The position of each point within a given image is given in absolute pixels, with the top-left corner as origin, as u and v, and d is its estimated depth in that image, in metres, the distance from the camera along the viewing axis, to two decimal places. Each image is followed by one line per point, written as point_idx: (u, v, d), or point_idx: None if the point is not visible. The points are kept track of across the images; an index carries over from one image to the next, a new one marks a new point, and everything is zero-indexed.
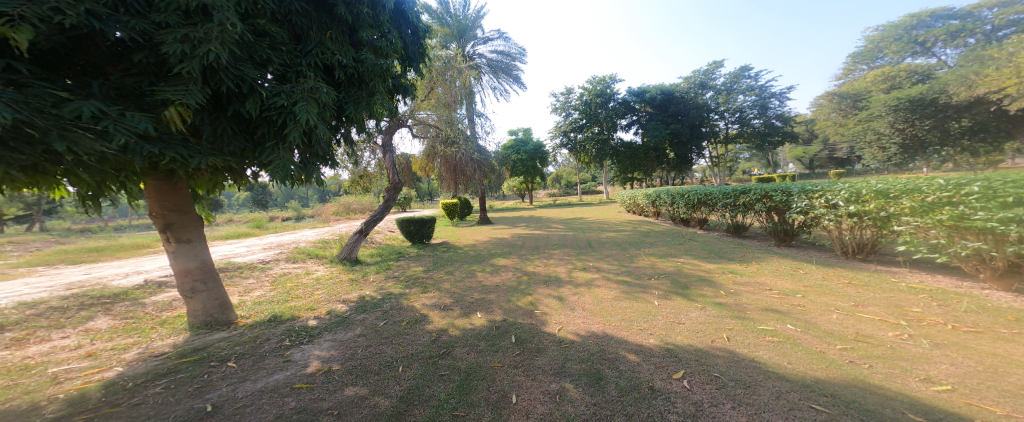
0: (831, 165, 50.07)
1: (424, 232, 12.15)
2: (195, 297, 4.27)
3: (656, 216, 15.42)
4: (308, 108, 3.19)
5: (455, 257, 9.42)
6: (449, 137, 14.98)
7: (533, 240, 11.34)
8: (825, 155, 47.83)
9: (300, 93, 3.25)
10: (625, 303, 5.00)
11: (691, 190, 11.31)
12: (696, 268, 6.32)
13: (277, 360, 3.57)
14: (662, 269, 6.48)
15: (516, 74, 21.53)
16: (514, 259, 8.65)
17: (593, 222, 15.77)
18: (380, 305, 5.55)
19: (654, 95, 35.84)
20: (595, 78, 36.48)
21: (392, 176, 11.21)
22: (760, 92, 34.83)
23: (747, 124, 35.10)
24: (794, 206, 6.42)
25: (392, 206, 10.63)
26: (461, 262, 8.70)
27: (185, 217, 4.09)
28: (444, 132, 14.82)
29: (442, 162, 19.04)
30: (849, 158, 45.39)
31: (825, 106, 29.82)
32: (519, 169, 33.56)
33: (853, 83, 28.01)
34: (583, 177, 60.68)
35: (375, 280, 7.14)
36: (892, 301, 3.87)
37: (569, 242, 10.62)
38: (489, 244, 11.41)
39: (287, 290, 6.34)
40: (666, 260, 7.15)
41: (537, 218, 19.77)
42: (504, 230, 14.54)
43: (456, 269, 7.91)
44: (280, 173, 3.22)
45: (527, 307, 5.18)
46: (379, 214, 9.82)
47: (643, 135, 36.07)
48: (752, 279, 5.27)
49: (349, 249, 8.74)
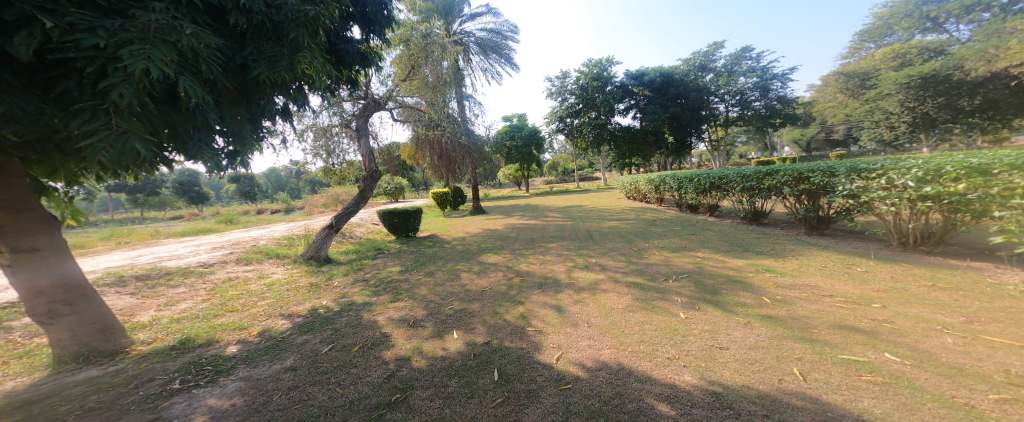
0: (827, 147, 49.23)
1: (409, 224, 10.93)
2: (57, 324, 3.14)
3: (659, 203, 14.28)
4: (154, 53, 2.27)
5: (439, 253, 8.30)
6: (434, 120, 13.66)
7: (527, 232, 10.19)
8: (822, 138, 47.06)
9: (135, 34, 2.30)
10: (641, 317, 3.92)
11: (702, 172, 10.07)
12: (721, 265, 5.22)
13: (139, 418, 2.42)
14: (681, 268, 5.37)
15: (507, 55, 19.98)
16: (506, 256, 7.51)
17: (593, 210, 14.64)
18: (334, 320, 4.33)
19: (654, 77, 34.25)
20: (591, 61, 34.86)
21: (368, 164, 9.91)
22: (762, 72, 33.47)
23: (748, 107, 33.88)
24: (838, 189, 5.32)
25: (368, 198, 9.37)
26: (446, 260, 7.55)
27: (22, 218, 3.01)
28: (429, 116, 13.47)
29: (430, 148, 17.75)
30: (848, 139, 44.61)
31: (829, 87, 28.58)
32: (514, 157, 32.32)
33: (860, 62, 26.61)
34: (580, 164, 59.61)
35: (338, 286, 5.83)
36: (1018, 315, 2.84)
37: (567, 233, 9.48)
38: (479, 237, 10.26)
39: (224, 301, 4.92)
40: (683, 255, 6.04)
41: (533, 207, 18.58)
42: (498, 221, 13.36)
43: (437, 269, 6.76)
44: (110, 150, 2.23)
45: (517, 322, 4.07)
46: (354, 207, 8.56)
47: (641, 119, 34.79)
48: (798, 281, 4.19)
49: (316, 247, 7.49)
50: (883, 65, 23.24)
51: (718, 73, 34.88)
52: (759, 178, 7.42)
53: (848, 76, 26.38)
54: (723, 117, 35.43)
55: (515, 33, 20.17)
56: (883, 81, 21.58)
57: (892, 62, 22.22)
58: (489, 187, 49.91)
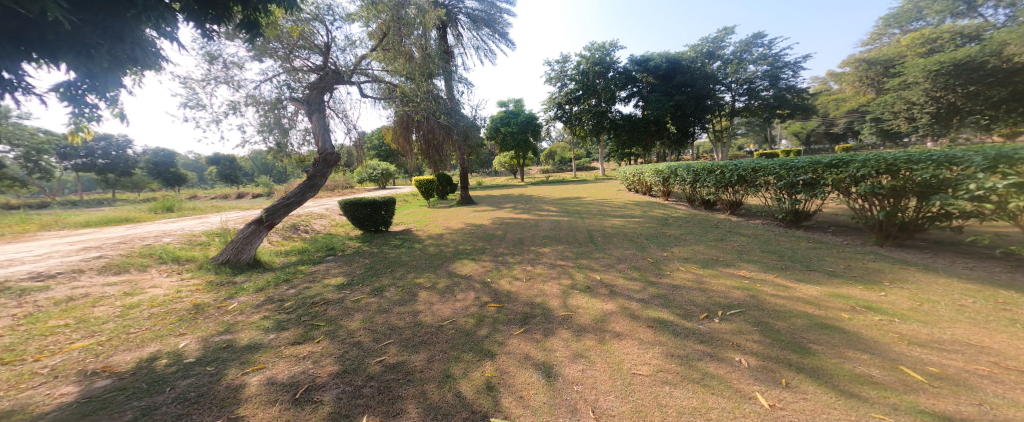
0: (826, 141, 48.37)
1: (377, 217, 9.03)
2: None
3: (666, 197, 12.64)
4: None
5: (403, 256, 6.58)
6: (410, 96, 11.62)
7: (515, 230, 8.49)
8: (822, 131, 45.95)
9: None
10: (691, 402, 2.29)
11: (723, 163, 8.36)
12: (785, 294, 3.58)
13: None
14: (728, 297, 3.72)
15: (502, 30, 17.86)
16: (485, 265, 5.81)
17: (593, 204, 12.97)
18: (170, 380, 2.53)
19: (660, 63, 32.20)
20: (593, 44, 32.68)
21: (321, 142, 7.74)
22: (774, 60, 31.71)
23: (755, 96, 32.28)
24: (966, 188, 3.65)
25: (319, 187, 7.25)
26: (406, 267, 5.83)
27: None
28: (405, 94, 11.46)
29: (421, 136, 15.63)
30: (850, 133, 43.52)
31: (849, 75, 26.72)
32: (510, 144, 30.50)
33: (883, 49, 24.91)
34: (577, 154, 57.79)
35: (238, 305, 3.98)
36: None
37: (563, 233, 7.81)
38: (458, 234, 8.52)
39: (24, 339, 3.00)
40: (720, 273, 4.41)
41: (526, 198, 16.90)
42: (484, 214, 11.61)
43: (390, 283, 5.02)
44: None
45: (479, 404, 2.41)
46: (299, 198, 6.62)
47: (644, 108, 33.07)
48: (942, 336, 2.56)
49: (235, 249, 5.50)
50: (908, 52, 21.66)
51: (726, 61, 32.99)
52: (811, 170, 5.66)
53: (868, 63, 24.68)
54: (728, 106, 33.82)
55: (512, 5, 18.06)
56: (908, 69, 20.08)
57: (920, 48, 20.59)
58: (481, 175, 47.96)
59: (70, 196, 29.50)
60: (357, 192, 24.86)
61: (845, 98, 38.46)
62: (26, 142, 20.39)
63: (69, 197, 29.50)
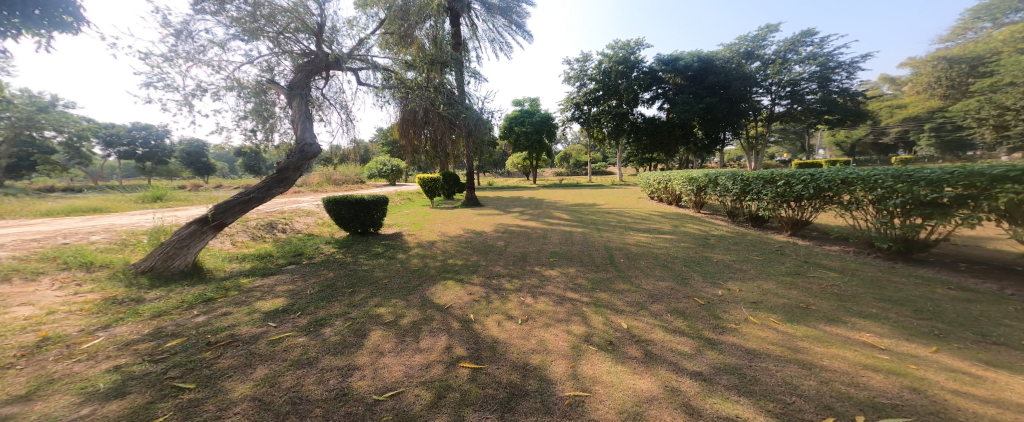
0: (869, 152, 44.56)
1: (365, 219, 7.89)
2: None
3: (697, 209, 10.92)
4: None
5: (374, 272, 5.31)
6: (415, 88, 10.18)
7: (517, 242, 7.08)
8: (866, 142, 42.34)
9: None
10: None
11: (782, 170, 6.59)
12: (988, 395, 2.06)
13: None
14: (864, 388, 2.21)
15: (519, 21, 16.50)
16: (471, 294, 4.43)
17: (611, 212, 11.38)
18: None
19: (689, 63, 29.95)
20: (616, 42, 30.82)
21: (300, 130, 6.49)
22: (825, 60, 28.73)
23: (798, 101, 29.51)
24: None
25: (293, 182, 5.97)
26: (371, 289, 4.56)
27: None
28: (401, 82, 9.97)
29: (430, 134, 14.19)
30: (899, 144, 39.86)
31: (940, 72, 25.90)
32: (524, 144, 29.18)
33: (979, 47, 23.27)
34: (595, 158, 55.78)
35: (97, 341, 2.77)
36: None
37: (576, 249, 6.35)
38: (452, 242, 7.29)
39: None
40: (823, 334, 2.85)
41: (538, 202, 15.55)
42: (489, 219, 10.38)
43: (340, 312, 3.77)
44: None
45: None
46: (263, 194, 5.43)
47: (667, 111, 30.81)
48: None
49: (161, 254, 4.40)
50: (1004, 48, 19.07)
51: (766, 61, 30.27)
52: (952, 186, 4.01)
53: (955, 61, 24.90)
54: (767, 111, 31.08)
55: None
56: (1007, 69, 17.87)
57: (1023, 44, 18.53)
58: (495, 175, 46.78)
59: (88, 178, 29.88)
60: (364, 188, 24.17)
61: (899, 106, 34.93)
62: (71, 129, 21.25)
63: (88, 179, 29.89)
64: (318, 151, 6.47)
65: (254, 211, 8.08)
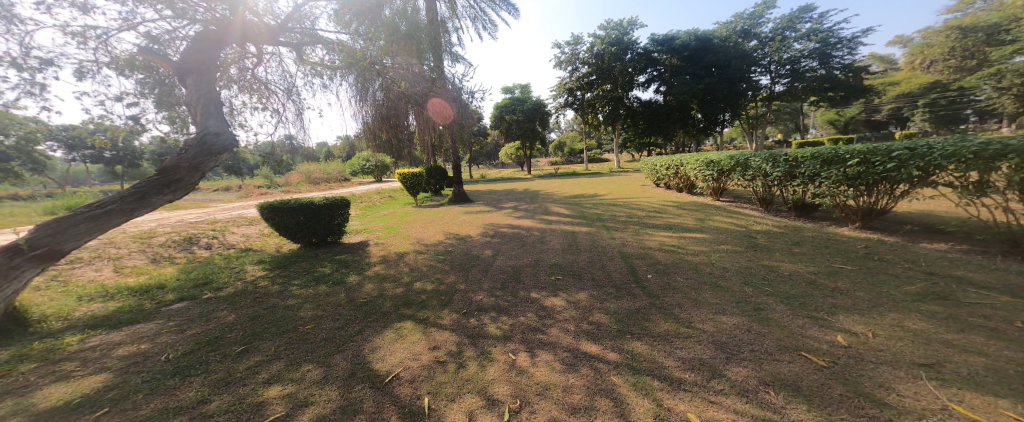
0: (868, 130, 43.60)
1: (317, 227, 6.19)
2: None
3: (717, 197, 9.39)
4: None
5: (300, 312, 3.69)
6: (368, 66, 6.87)
7: (509, 251, 5.49)
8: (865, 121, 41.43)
9: None
10: None
11: (854, 146, 4.98)
12: None
13: None
14: None
15: None
16: (433, 353, 2.85)
17: (617, 204, 9.86)
18: None
19: (687, 42, 27.97)
20: (609, 22, 28.87)
21: (195, 114, 4.40)
22: (828, 35, 27.24)
23: (800, 78, 28.03)
24: None
25: (189, 186, 4.05)
26: (277, 346, 2.96)
27: None
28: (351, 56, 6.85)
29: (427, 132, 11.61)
30: (899, 122, 38.95)
31: (943, 43, 25.65)
32: (516, 133, 27.45)
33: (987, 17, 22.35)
34: (590, 146, 54.28)
35: None
36: None
37: (584, 260, 4.83)
38: (424, 253, 5.74)
39: None
40: None
41: (532, 194, 14.01)
42: (477, 218, 8.83)
43: (191, 407, 2.18)
44: None
45: None
46: (129, 205, 3.62)
47: (666, 93, 29.14)
48: None
49: None
50: None
51: (764, 40, 28.69)
52: None
53: (963, 31, 24.07)
54: (767, 91, 29.74)
55: None
56: None
57: None
58: (488, 167, 45.16)
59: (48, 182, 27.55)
60: (347, 186, 22.39)
61: (901, 80, 33.68)
62: None
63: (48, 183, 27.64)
64: (232, 143, 4.44)
65: (173, 223, 6.32)
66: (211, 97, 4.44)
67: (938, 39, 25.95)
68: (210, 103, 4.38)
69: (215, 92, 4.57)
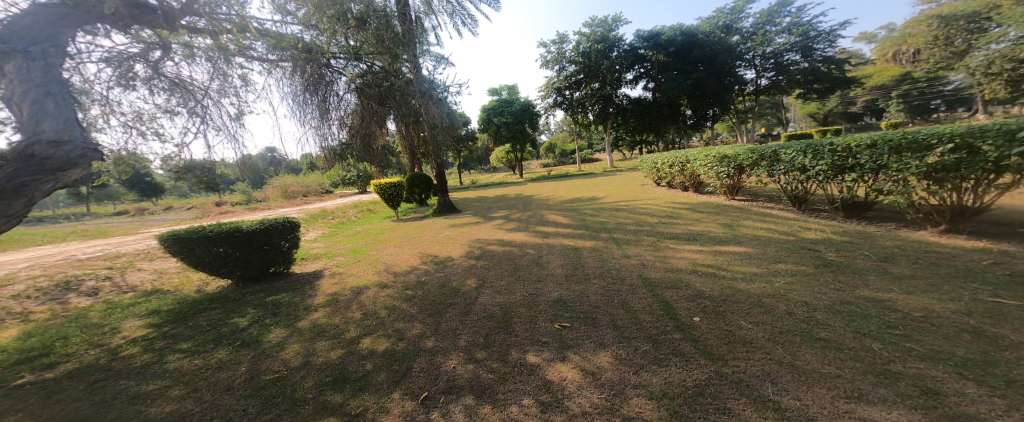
0: None
1: (248, 256, 4.77)
2: None
3: (734, 196, 8.24)
4: None
5: (152, 409, 2.29)
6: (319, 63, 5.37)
7: (498, 281, 4.17)
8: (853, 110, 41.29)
9: None
10: None
11: (935, 128, 3.89)
12: None
13: None
14: None
15: None
16: None
17: (621, 209, 8.61)
18: None
19: (672, 37, 27.17)
20: (593, 19, 27.99)
21: (25, 115, 2.98)
22: (811, 27, 26.79)
23: (785, 71, 27.52)
24: None
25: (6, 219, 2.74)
26: None
27: None
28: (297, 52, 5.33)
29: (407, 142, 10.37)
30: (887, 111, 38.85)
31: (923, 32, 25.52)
32: (504, 136, 26.31)
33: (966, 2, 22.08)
34: (581, 145, 53.43)
35: None
36: None
37: (597, 293, 3.52)
38: (385, 287, 4.38)
39: None
40: None
41: (525, 200, 12.73)
42: (461, 232, 7.52)
43: None
44: None
45: None
46: None
47: (654, 89, 28.34)
48: None
49: None
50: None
51: (746, 35, 28.21)
52: None
53: (944, 20, 23.62)
54: (753, 85, 29.18)
55: None
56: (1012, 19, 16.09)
57: None
58: (479, 172, 43.98)
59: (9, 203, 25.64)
60: (326, 198, 20.94)
61: (875, 72, 33.94)
62: None
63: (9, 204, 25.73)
64: (88, 153, 3.14)
65: (56, 263, 5.02)
66: (46, 89, 3.06)
67: (919, 27, 25.67)
68: (43, 97, 3.02)
69: (55, 83, 3.17)
